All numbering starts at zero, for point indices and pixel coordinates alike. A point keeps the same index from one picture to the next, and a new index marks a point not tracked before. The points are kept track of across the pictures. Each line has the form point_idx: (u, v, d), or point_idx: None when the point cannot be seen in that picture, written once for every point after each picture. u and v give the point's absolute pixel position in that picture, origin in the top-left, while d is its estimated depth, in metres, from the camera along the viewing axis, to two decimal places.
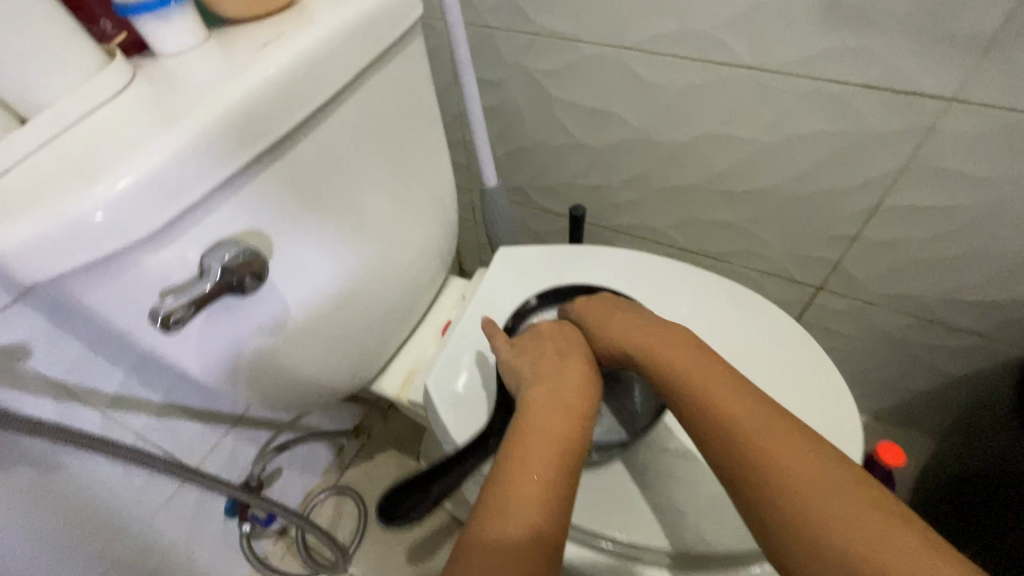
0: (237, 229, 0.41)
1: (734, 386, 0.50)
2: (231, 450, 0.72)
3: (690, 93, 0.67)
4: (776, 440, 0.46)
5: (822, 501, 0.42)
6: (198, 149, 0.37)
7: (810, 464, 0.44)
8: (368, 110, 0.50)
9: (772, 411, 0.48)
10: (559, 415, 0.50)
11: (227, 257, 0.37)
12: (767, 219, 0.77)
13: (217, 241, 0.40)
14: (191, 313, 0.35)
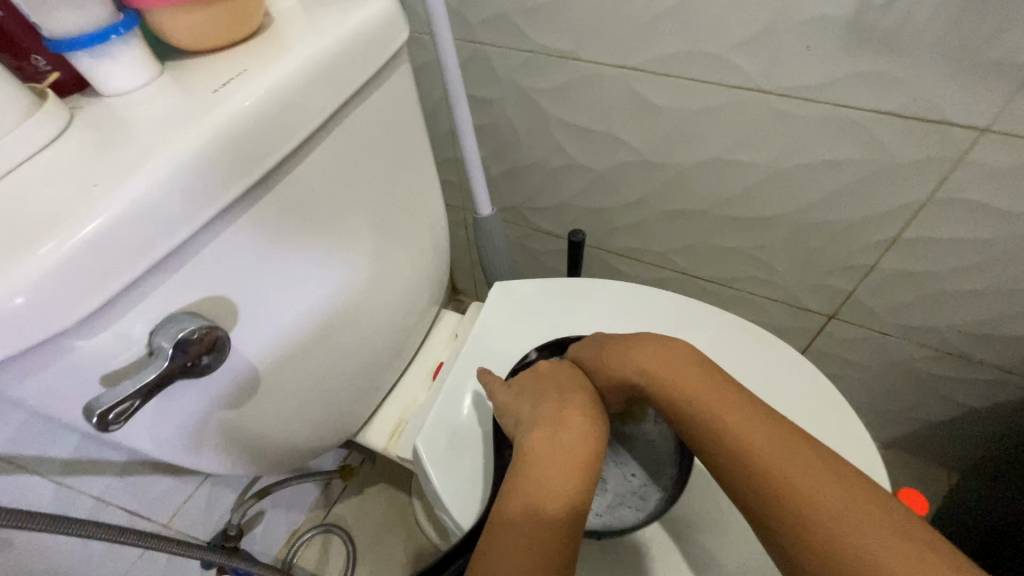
0: (194, 298, 0.36)
1: (753, 421, 0.45)
2: (205, 501, 0.66)
3: (698, 117, 0.63)
4: (803, 484, 0.41)
5: (860, 554, 0.38)
6: (146, 211, 0.31)
7: (843, 509, 0.40)
8: (349, 146, 0.45)
9: (798, 450, 0.43)
10: (560, 458, 0.46)
11: (181, 335, 0.32)
12: (777, 246, 0.73)
13: (168, 318, 0.34)
14: (138, 403, 0.31)
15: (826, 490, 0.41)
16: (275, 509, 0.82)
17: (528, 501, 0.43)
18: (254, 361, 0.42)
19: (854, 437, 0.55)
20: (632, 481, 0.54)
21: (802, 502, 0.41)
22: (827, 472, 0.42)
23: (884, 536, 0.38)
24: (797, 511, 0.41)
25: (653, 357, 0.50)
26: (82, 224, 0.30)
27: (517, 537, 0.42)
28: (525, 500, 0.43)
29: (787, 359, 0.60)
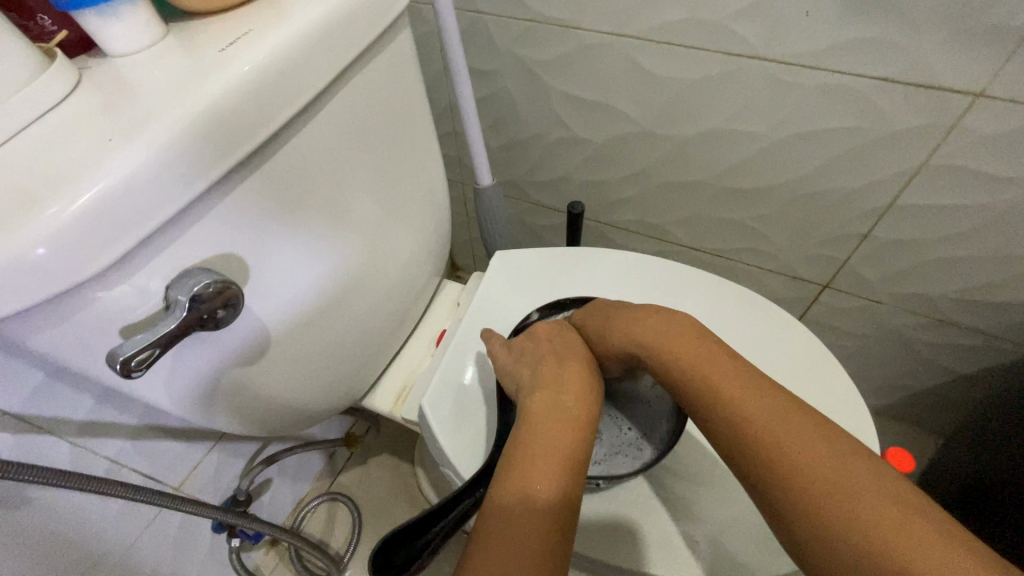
0: (204, 255, 0.37)
1: (747, 384, 0.47)
2: (215, 467, 0.68)
3: (697, 85, 0.63)
4: (795, 440, 0.43)
5: (849, 503, 0.40)
6: (157, 168, 0.32)
7: (833, 463, 0.42)
8: (351, 111, 0.45)
9: (789, 409, 0.45)
10: (563, 418, 0.47)
11: (196, 287, 0.32)
12: (772, 216, 0.74)
13: (183, 272, 0.35)
14: (159, 352, 0.31)
15: (817, 446, 0.43)
16: (282, 478, 0.84)
17: (534, 456, 0.45)
18: (266, 324, 0.43)
19: (844, 399, 0.57)
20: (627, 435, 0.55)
21: (796, 457, 0.43)
22: (817, 428, 0.44)
23: (870, 487, 0.40)
24: (790, 465, 0.43)
25: (650, 326, 0.52)
26: (95, 178, 0.30)
27: (524, 489, 0.43)
28: (531, 456, 0.45)
29: (782, 324, 0.62)
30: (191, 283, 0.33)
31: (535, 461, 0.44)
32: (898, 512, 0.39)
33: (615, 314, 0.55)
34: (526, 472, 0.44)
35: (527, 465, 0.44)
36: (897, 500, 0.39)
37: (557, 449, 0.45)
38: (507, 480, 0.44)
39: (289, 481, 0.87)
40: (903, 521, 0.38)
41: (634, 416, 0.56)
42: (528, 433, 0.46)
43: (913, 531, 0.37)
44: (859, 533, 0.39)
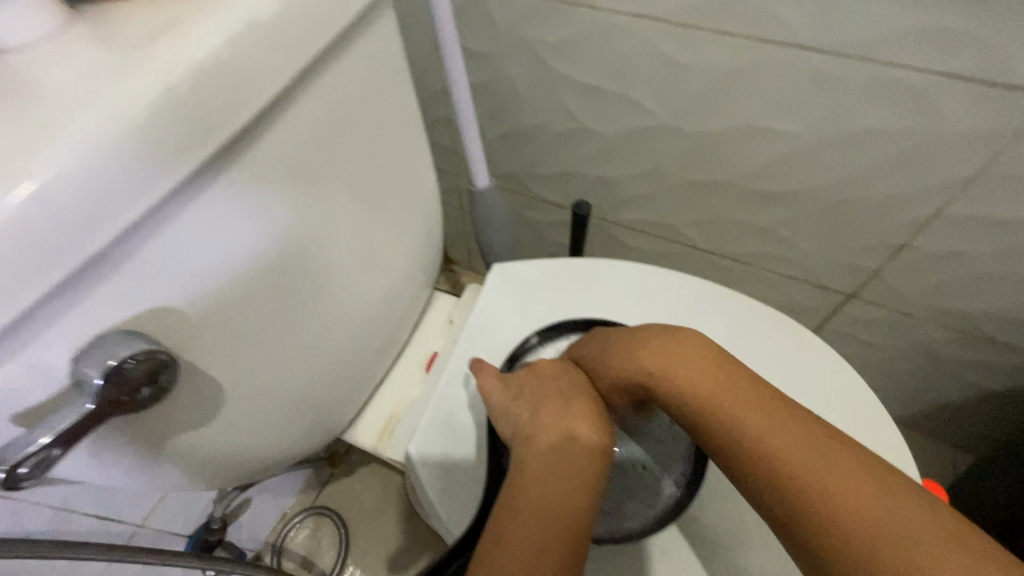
0: (126, 314, 0.30)
1: (787, 432, 0.39)
2: (186, 497, 0.62)
3: (726, 78, 0.56)
4: (846, 507, 0.36)
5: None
6: (51, 214, 0.25)
7: (891, 534, 0.34)
8: (321, 114, 0.37)
9: (836, 464, 0.38)
10: (561, 476, 0.40)
11: (107, 363, 0.28)
12: (799, 222, 0.67)
13: (94, 339, 0.29)
14: (64, 445, 0.28)
15: (872, 514, 0.35)
16: (263, 496, 0.78)
17: (524, 528, 0.37)
18: (206, 363, 0.35)
19: (880, 437, 0.52)
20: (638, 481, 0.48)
21: (846, 529, 0.35)
22: (870, 489, 0.36)
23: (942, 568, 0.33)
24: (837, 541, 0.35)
25: (668, 359, 0.43)
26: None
27: (512, 573, 0.36)
28: (521, 529, 0.37)
29: (812, 349, 0.56)
30: (104, 359, 0.28)
31: (524, 536, 0.37)
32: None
33: (625, 340, 0.46)
34: (514, 550, 0.36)
35: (516, 541, 0.37)
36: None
37: (551, 518, 0.38)
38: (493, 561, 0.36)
39: (271, 497, 0.81)
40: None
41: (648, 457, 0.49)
42: (518, 497, 0.39)
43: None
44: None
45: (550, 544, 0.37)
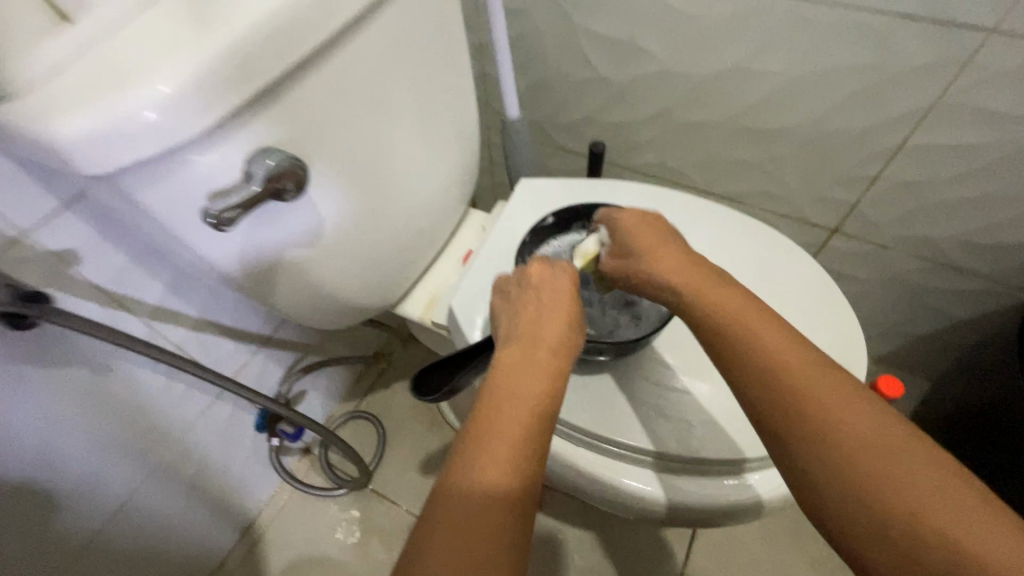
0: (278, 140, 0.40)
1: (781, 342, 0.37)
2: (262, 368, 0.75)
3: (721, 23, 0.66)
4: (835, 418, 0.33)
5: (896, 498, 0.30)
6: (245, 50, 0.35)
7: (879, 445, 0.32)
8: (403, 22, 0.47)
9: (826, 375, 0.35)
10: (536, 376, 0.38)
11: (272, 160, 0.38)
12: (787, 158, 0.76)
13: (261, 149, 0.39)
14: (242, 214, 0.37)
15: (863, 427, 0.33)
16: (314, 392, 0.91)
17: (503, 424, 0.36)
18: (322, 212, 0.47)
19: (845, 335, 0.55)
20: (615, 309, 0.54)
21: (828, 438, 0.33)
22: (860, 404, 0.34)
23: (924, 482, 0.30)
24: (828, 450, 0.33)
25: (680, 265, 0.43)
26: (185, 63, 0.34)
27: (485, 474, 0.34)
28: (500, 426, 0.36)
29: (790, 258, 0.60)
30: (265, 160, 0.38)
31: (502, 434, 0.35)
32: (961, 513, 0.29)
33: (643, 247, 0.45)
34: (492, 448, 0.35)
35: (493, 441, 0.35)
36: (956, 498, 0.30)
37: (526, 416, 0.36)
38: (467, 460, 0.35)
39: (321, 396, 0.93)
40: (959, 527, 0.29)
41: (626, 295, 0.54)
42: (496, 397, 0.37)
43: (971, 543, 0.28)
44: (901, 538, 0.30)
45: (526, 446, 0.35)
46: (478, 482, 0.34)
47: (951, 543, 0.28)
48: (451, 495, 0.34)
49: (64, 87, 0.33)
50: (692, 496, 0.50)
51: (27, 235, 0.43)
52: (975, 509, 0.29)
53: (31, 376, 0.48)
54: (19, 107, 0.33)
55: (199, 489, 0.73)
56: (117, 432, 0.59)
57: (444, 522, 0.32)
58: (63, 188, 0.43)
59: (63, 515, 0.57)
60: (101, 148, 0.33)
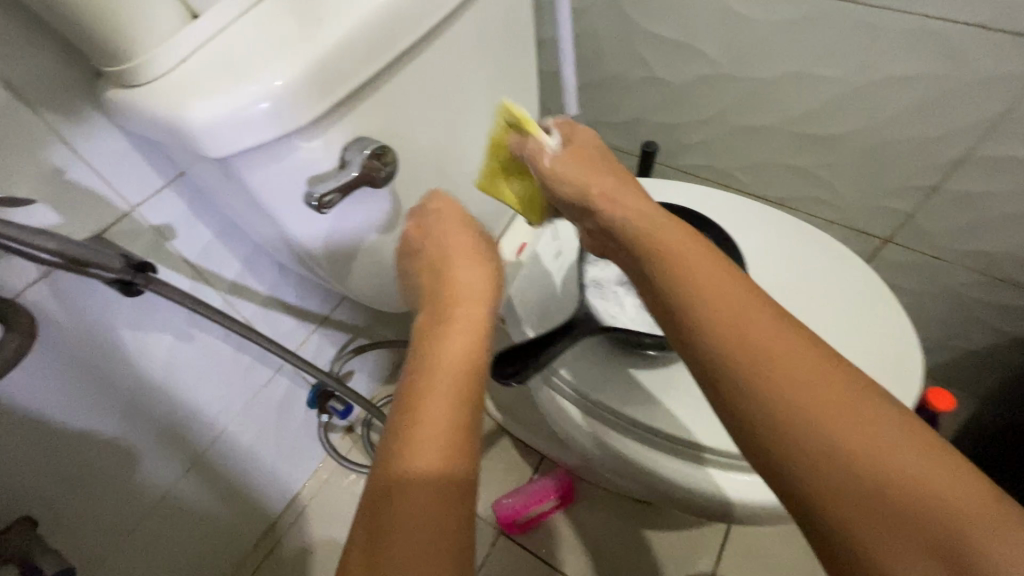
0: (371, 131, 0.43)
1: (720, 289, 0.35)
2: (317, 346, 0.78)
3: (784, 28, 0.66)
4: (781, 371, 0.31)
5: (854, 457, 0.28)
6: (350, 47, 0.38)
7: (829, 397, 0.30)
8: (483, 23, 0.49)
9: (766, 323, 0.33)
10: (459, 329, 0.38)
11: (367, 151, 0.41)
12: (843, 165, 0.75)
13: (358, 138, 0.42)
14: (339, 197, 0.41)
15: (811, 377, 0.31)
16: (360, 373, 0.94)
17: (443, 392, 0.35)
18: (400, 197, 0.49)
19: (901, 349, 0.54)
20: None
21: (778, 398, 0.31)
22: (809, 354, 0.32)
23: (881, 432, 0.29)
24: (777, 413, 0.30)
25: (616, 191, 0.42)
26: (298, 58, 0.37)
27: (427, 452, 0.33)
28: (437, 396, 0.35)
29: (836, 258, 0.59)
30: (362, 148, 0.41)
31: (440, 406, 0.34)
32: (919, 461, 0.28)
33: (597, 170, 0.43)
34: (431, 420, 0.34)
35: (426, 410, 0.34)
36: (913, 446, 0.28)
37: (457, 378, 0.35)
38: (405, 440, 0.33)
39: (366, 377, 0.96)
40: (922, 479, 0.27)
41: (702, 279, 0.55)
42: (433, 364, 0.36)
43: (937, 494, 0.27)
44: (864, 497, 0.27)
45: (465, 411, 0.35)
46: (419, 461, 0.32)
47: (916, 496, 0.27)
48: (392, 482, 0.32)
49: (190, 76, 0.37)
50: (669, 471, 0.52)
51: (134, 210, 0.47)
52: (935, 457, 0.28)
53: (124, 338, 0.52)
54: (153, 94, 0.37)
55: (257, 458, 0.76)
56: (192, 399, 0.62)
57: (391, 512, 0.31)
58: (167, 167, 0.47)
59: (141, 470, 0.61)
60: (222, 132, 0.36)
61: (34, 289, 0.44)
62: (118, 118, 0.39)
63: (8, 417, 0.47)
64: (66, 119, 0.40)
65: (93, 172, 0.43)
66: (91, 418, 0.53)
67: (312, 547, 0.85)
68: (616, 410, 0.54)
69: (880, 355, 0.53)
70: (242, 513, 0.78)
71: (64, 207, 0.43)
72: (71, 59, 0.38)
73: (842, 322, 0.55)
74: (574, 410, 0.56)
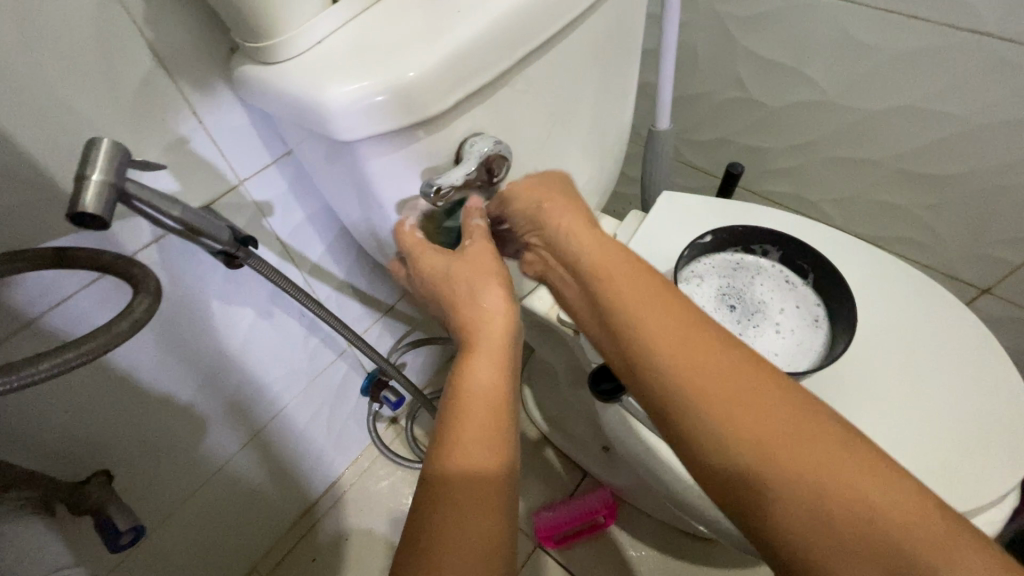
0: (484, 126, 0.43)
1: (663, 331, 0.36)
2: (379, 335, 0.78)
3: (902, 59, 0.63)
4: (732, 414, 0.32)
5: (808, 491, 0.29)
6: (480, 43, 0.38)
7: (784, 438, 0.31)
8: (602, 28, 0.48)
9: (710, 366, 0.34)
10: (485, 356, 0.37)
11: (491, 147, 0.42)
12: (947, 207, 0.71)
13: (474, 134, 0.42)
14: (453, 190, 0.41)
15: (763, 416, 0.32)
16: (410, 367, 0.93)
17: (475, 400, 0.36)
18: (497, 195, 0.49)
19: (1015, 412, 0.49)
20: (788, 320, 0.54)
21: (738, 443, 0.32)
22: (756, 390, 0.33)
23: (848, 472, 0.29)
24: (738, 463, 0.31)
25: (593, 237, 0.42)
26: (430, 51, 0.36)
27: (471, 458, 0.34)
28: (466, 400, 0.36)
29: (950, 315, 0.55)
30: (482, 145, 0.42)
31: (471, 411, 0.35)
32: (885, 495, 0.29)
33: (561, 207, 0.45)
34: (466, 425, 0.35)
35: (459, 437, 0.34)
36: (867, 475, 0.29)
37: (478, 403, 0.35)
38: (442, 441, 0.35)
39: (415, 372, 0.95)
40: (879, 509, 0.29)
41: (799, 307, 0.55)
42: (460, 368, 0.37)
43: (886, 520, 0.28)
44: (815, 529, 0.29)
45: (493, 409, 0.35)
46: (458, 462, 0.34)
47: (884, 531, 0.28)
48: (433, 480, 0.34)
49: (323, 60, 0.37)
50: None
51: (241, 183, 0.47)
52: (888, 482, 0.29)
53: (213, 307, 0.53)
54: (286, 74, 0.37)
55: (308, 438, 0.77)
56: (261, 374, 0.63)
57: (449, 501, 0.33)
58: (276, 145, 0.48)
59: (207, 439, 0.62)
60: (347, 117, 0.36)
61: (145, 252, 0.45)
62: (247, 94, 0.40)
63: (105, 373, 0.49)
64: (197, 89, 0.41)
65: (212, 143, 0.44)
66: (174, 381, 0.55)
67: (347, 534, 0.85)
68: None
69: (988, 419, 0.49)
70: (287, 492, 0.79)
71: (183, 176, 0.44)
72: (214, 32, 0.39)
73: (954, 384, 0.51)
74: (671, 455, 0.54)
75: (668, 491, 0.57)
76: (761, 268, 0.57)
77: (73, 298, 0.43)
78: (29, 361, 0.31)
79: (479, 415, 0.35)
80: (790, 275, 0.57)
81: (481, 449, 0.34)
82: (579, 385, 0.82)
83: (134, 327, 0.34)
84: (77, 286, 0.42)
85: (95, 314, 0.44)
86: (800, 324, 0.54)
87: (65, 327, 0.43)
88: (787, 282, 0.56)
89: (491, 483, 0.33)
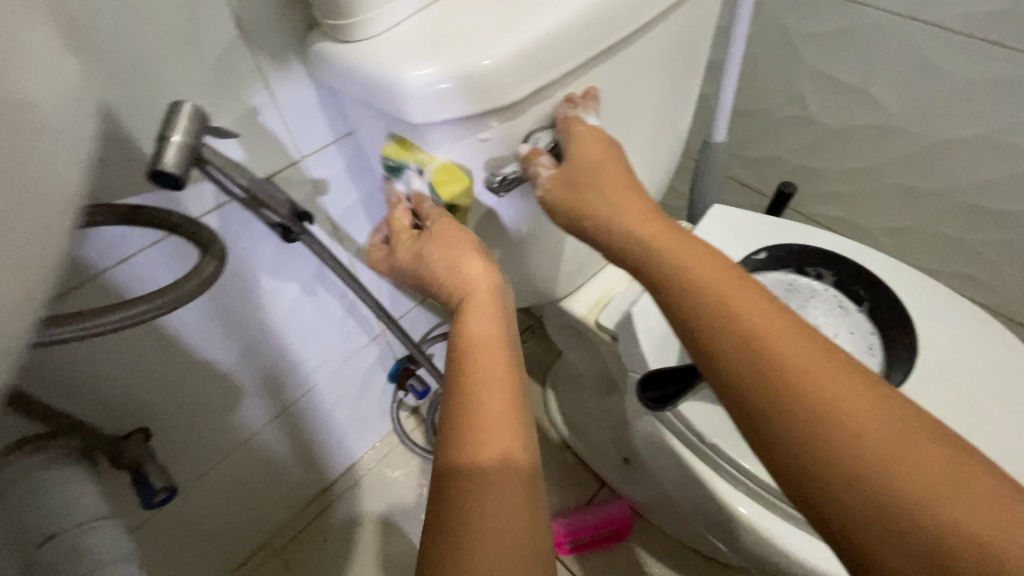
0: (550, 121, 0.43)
1: (739, 306, 0.35)
2: (412, 323, 0.78)
3: (978, 87, 0.61)
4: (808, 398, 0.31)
5: (885, 474, 0.29)
6: (555, 38, 0.37)
7: (878, 433, 0.30)
8: (675, 32, 0.47)
9: (783, 345, 0.33)
10: (483, 318, 0.38)
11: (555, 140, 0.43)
12: (1012, 245, 0.68)
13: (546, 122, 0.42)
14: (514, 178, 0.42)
15: (844, 408, 0.31)
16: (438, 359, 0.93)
17: (481, 358, 0.36)
18: None
19: None
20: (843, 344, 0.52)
21: (824, 430, 0.30)
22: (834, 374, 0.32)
23: (932, 467, 0.28)
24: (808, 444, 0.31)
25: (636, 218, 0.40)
26: (506, 40, 0.36)
27: (482, 436, 0.33)
28: (470, 364, 0.36)
29: None
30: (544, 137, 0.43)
31: (476, 375, 0.35)
32: (970, 500, 0.27)
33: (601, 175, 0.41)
34: (475, 392, 0.34)
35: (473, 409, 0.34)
36: (955, 475, 0.28)
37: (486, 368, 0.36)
38: (456, 425, 0.34)
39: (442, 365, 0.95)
40: (965, 514, 0.27)
41: (854, 334, 0.53)
42: (462, 332, 0.37)
43: (971, 524, 0.27)
44: (887, 530, 0.28)
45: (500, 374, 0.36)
46: (471, 442, 0.33)
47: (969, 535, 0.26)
48: (446, 457, 0.33)
49: (397, 43, 0.38)
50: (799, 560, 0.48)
51: (302, 159, 0.48)
52: (974, 480, 0.28)
53: (262, 277, 0.54)
54: (359, 54, 0.38)
55: (334, 418, 0.78)
56: (296, 349, 0.63)
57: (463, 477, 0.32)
58: (339, 124, 0.48)
59: (238, 411, 0.63)
60: (418, 100, 0.36)
61: (205, 218, 0.46)
62: (320, 70, 0.41)
63: (156, 332, 0.50)
64: (271, 62, 0.41)
65: (279, 117, 0.45)
66: (217, 348, 0.56)
67: (361, 518, 0.85)
68: (739, 465, 0.50)
69: None
70: (308, 469, 0.80)
71: (248, 147, 0.44)
72: (293, 6, 0.40)
73: None
74: (706, 473, 0.52)
75: (696, 510, 0.56)
76: (814, 290, 0.56)
77: (135, 257, 0.44)
78: (101, 310, 0.32)
79: (486, 383, 0.35)
80: (845, 299, 0.55)
81: (489, 418, 0.34)
82: (607, 393, 0.81)
83: (199, 287, 0.36)
84: (140, 245, 0.43)
85: (153, 274, 0.45)
86: (855, 351, 0.52)
87: (125, 285, 0.44)
88: (841, 307, 0.54)
89: (504, 464, 0.33)
